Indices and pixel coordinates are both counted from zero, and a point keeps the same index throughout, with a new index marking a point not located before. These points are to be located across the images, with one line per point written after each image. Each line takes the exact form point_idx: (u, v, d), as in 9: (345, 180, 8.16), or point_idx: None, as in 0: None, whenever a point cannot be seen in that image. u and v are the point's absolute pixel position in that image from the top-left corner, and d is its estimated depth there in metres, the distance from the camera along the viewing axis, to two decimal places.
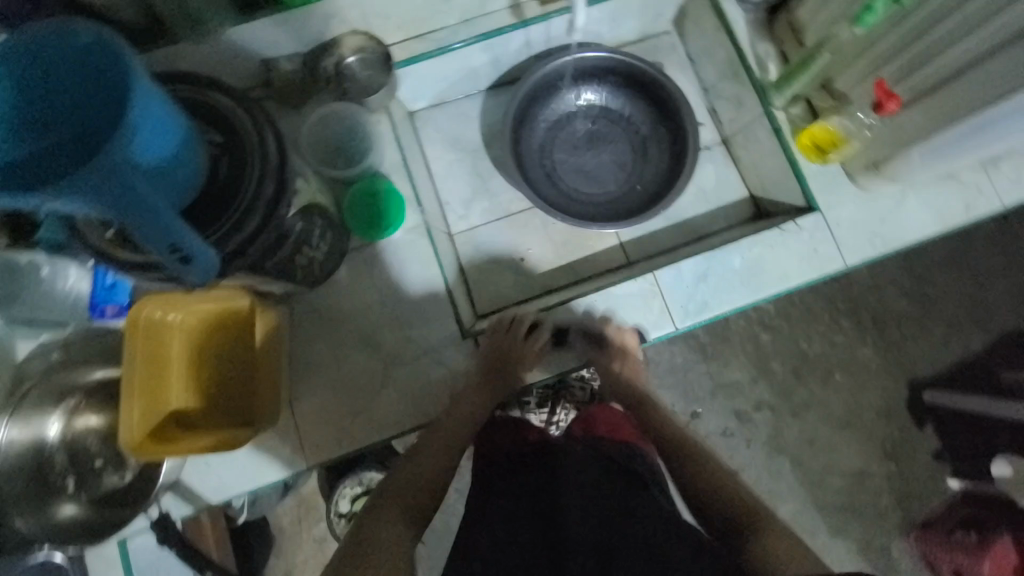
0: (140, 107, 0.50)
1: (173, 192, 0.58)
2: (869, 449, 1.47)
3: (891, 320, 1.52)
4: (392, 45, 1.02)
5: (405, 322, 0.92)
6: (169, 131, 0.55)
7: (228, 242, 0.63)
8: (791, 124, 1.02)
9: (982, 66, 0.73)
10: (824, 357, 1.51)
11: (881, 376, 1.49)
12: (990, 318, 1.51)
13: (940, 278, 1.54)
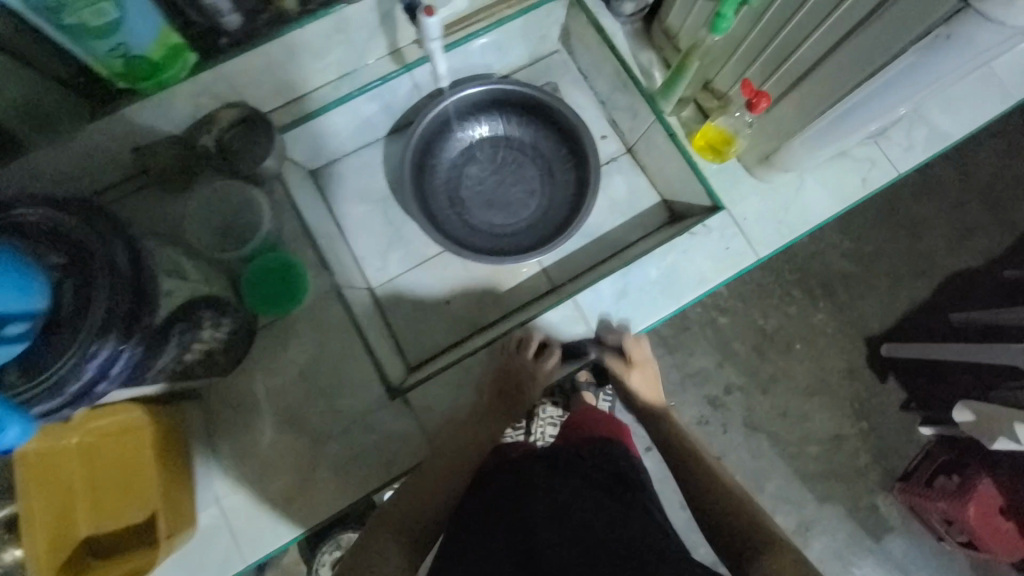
0: None
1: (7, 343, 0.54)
2: (838, 412, 1.52)
3: (839, 283, 1.56)
4: (271, 111, 0.98)
5: (328, 394, 0.90)
6: None
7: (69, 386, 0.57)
8: (684, 127, 1.02)
9: (832, 57, 0.71)
10: (784, 330, 1.54)
11: (840, 340, 1.55)
12: (936, 265, 1.57)
13: (877, 235, 1.58)
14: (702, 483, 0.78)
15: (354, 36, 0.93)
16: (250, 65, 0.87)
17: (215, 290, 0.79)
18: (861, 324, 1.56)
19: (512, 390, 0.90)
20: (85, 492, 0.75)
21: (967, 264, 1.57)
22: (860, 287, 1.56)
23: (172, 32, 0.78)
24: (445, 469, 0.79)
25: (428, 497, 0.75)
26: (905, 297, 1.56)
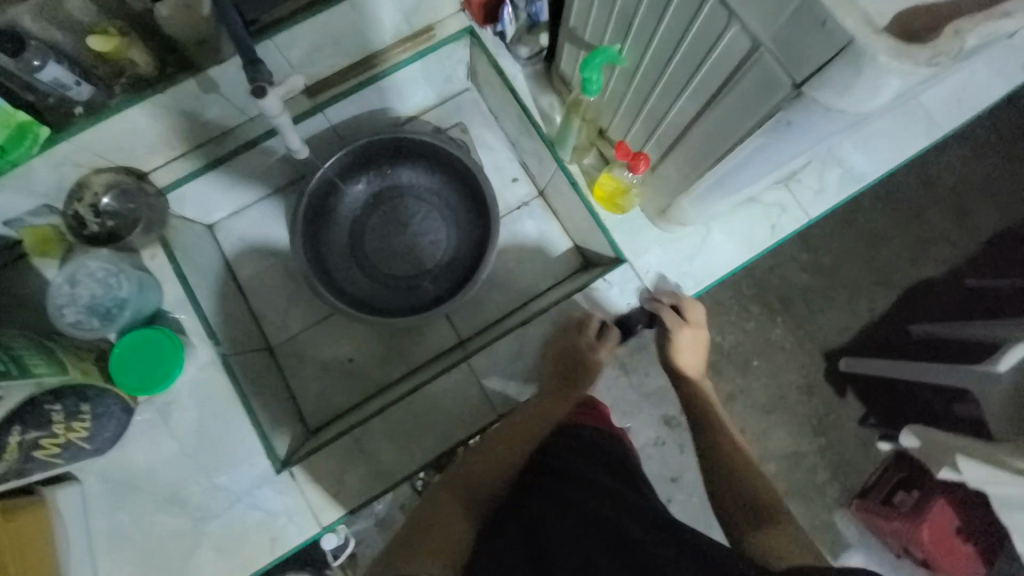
0: None
1: None
2: (798, 430, 1.42)
3: (797, 295, 1.45)
4: (153, 170, 0.95)
5: (211, 469, 0.88)
6: None
7: None
8: (586, 175, 0.98)
9: (697, 125, 0.67)
10: (739, 347, 1.44)
11: (798, 355, 1.44)
12: (896, 275, 1.44)
13: (836, 244, 1.47)
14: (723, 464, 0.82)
15: (225, 95, 0.87)
16: (112, 130, 0.83)
17: (75, 375, 0.77)
18: (819, 337, 1.44)
19: (551, 393, 0.90)
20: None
21: (929, 275, 1.44)
22: (818, 299, 1.45)
23: (16, 111, 0.73)
24: (479, 482, 0.77)
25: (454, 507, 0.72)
26: (864, 309, 1.44)
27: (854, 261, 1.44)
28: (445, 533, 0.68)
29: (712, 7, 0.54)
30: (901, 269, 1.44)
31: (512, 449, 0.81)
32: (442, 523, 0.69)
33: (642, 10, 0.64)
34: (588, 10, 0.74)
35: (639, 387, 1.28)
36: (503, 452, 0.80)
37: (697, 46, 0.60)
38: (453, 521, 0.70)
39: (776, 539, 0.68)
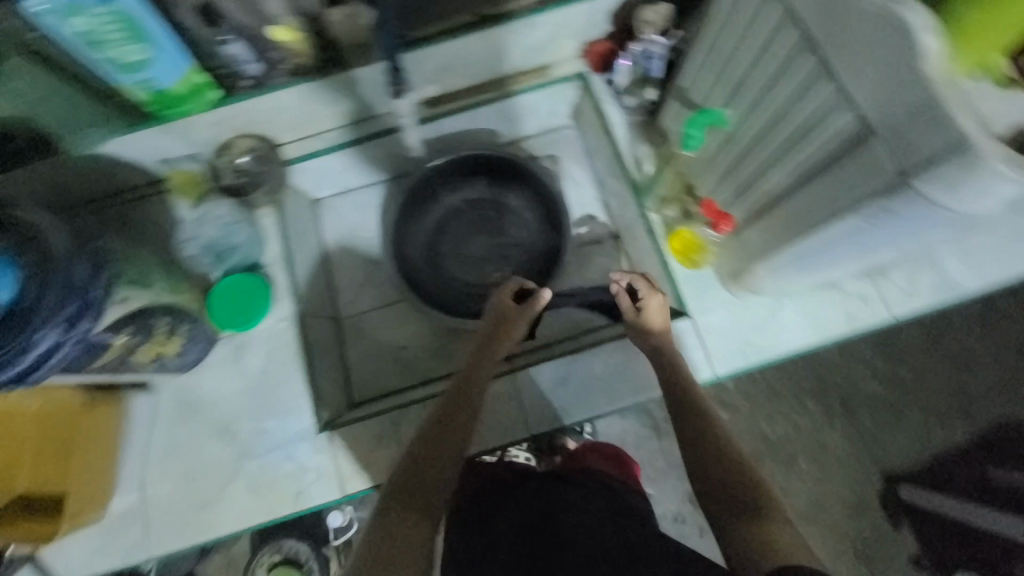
0: None
1: None
2: (833, 543, 1.33)
3: (862, 405, 1.37)
4: (284, 143, 1.09)
5: (264, 413, 0.97)
6: None
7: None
8: (665, 225, 1.00)
9: (790, 199, 0.68)
10: (787, 441, 1.37)
11: (852, 467, 1.35)
12: (977, 408, 1.35)
13: (916, 358, 1.38)
14: (704, 446, 0.74)
15: (360, 91, 1.00)
16: (265, 102, 0.97)
17: (182, 299, 0.87)
18: (881, 456, 1.35)
19: (466, 381, 0.84)
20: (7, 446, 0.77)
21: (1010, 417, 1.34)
22: (885, 415, 1.36)
23: (198, 74, 0.88)
24: (432, 478, 0.72)
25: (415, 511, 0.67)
26: (937, 438, 1.34)
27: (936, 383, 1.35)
28: (406, 539, 0.64)
29: (827, 88, 0.56)
30: (985, 404, 1.35)
31: (450, 439, 0.76)
32: (399, 528, 0.65)
33: (754, 81, 0.68)
34: (702, 72, 0.78)
35: (671, 455, 1.23)
36: (452, 444, 0.76)
37: (804, 122, 0.62)
38: (412, 523, 0.66)
39: (770, 531, 0.62)
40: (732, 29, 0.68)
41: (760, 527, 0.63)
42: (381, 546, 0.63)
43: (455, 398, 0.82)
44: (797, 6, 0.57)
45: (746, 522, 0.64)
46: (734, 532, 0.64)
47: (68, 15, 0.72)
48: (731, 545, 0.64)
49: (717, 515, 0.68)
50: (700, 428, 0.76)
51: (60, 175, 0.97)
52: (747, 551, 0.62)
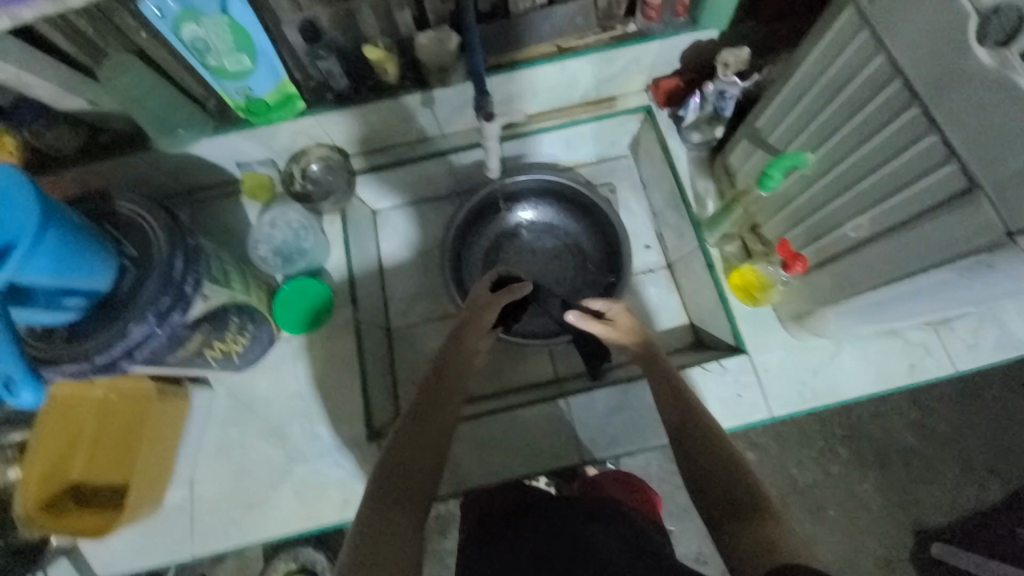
0: (64, 238, 0.59)
1: (73, 291, 0.63)
2: None
3: (895, 455, 1.37)
4: (354, 155, 1.12)
5: (315, 418, 0.97)
6: (96, 249, 0.64)
7: (92, 356, 0.66)
8: (724, 261, 1.01)
9: (873, 245, 0.69)
10: (815, 487, 1.37)
11: (883, 520, 1.35)
12: (1011, 467, 1.35)
13: (950, 411, 1.38)
14: (700, 447, 0.69)
15: (435, 110, 1.04)
16: (344, 116, 1.00)
17: (252, 299, 0.89)
18: (914, 512, 1.34)
19: (440, 377, 0.82)
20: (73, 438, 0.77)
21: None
22: (920, 467, 1.36)
23: (290, 83, 0.93)
24: (414, 474, 0.69)
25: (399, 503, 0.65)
26: (970, 495, 1.34)
27: (968, 437, 1.36)
28: (394, 532, 0.62)
29: (930, 143, 0.57)
30: (1019, 462, 1.34)
31: (423, 432, 0.74)
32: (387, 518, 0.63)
33: (844, 129, 0.69)
34: (784, 115, 0.80)
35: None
36: (420, 437, 0.72)
37: (899, 174, 0.62)
38: (401, 516, 0.64)
39: (768, 531, 0.58)
40: (821, 78, 0.70)
41: (755, 526, 0.59)
42: (371, 537, 0.61)
43: (431, 392, 0.80)
44: (901, 61, 0.58)
45: (746, 523, 0.59)
46: (732, 535, 0.59)
47: (186, 23, 0.77)
48: (733, 551, 0.59)
49: (712, 515, 0.63)
50: (690, 428, 0.71)
51: (142, 170, 1.00)
52: (749, 560, 0.57)
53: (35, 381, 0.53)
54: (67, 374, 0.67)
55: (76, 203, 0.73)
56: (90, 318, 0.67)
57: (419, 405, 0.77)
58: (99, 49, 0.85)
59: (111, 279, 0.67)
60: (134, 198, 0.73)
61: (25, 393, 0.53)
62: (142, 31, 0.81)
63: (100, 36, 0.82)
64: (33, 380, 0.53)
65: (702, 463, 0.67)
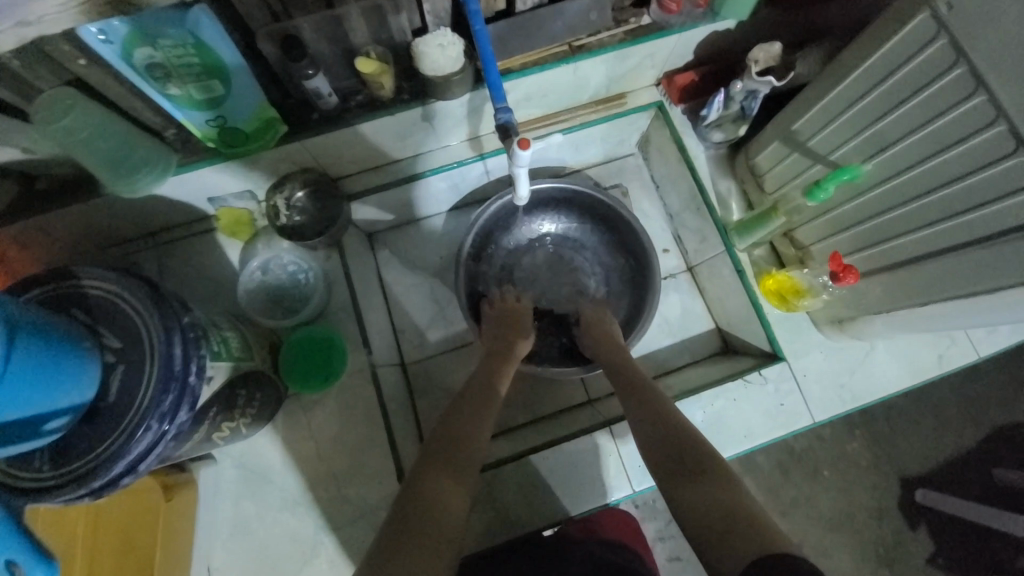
0: (25, 353, 0.46)
1: (52, 410, 0.51)
2: (860, 553, 1.38)
3: (881, 414, 1.44)
4: (345, 177, 0.99)
5: (340, 479, 0.88)
6: (71, 354, 0.52)
7: (87, 477, 0.54)
8: (755, 265, 0.97)
9: (940, 259, 0.66)
10: (812, 452, 1.43)
11: (872, 474, 1.41)
12: (986, 414, 1.43)
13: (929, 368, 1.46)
14: (656, 420, 0.72)
15: (436, 123, 0.92)
16: (336, 139, 0.87)
17: (256, 364, 0.79)
18: (898, 463, 1.42)
19: (491, 373, 0.82)
20: (88, 538, 0.67)
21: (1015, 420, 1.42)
22: (902, 421, 1.43)
23: (269, 106, 0.79)
24: (465, 454, 0.69)
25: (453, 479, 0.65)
26: (948, 442, 1.42)
27: (946, 390, 1.44)
28: (447, 507, 0.61)
29: (1019, 162, 0.54)
30: (990, 408, 1.43)
31: (478, 419, 0.74)
32: (432, 493, 0.61)
33: (911, 138, 0.64)
34: (829, 121, 0.75)
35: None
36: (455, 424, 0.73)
37: (979, 190, 0.59)
38: (449, 489, 0.63)
39: (705, 492, 0.59)
40: (883, 84, 0.65)
41: (704, 488, 0.59)
42: (402, 514, 0.58)
43: (481, 384, 0.80)
44: (989, 75, 0.54)
45: (700, 482, 0.61)
46: (688, 492, 0.60)
47: (139, 46, 0.63)
48: (688, 514, 0.58)
49: (668, 483, 0.63)
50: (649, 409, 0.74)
51: (92, 218, 0.85)
52: (701, 516, 0.57)
53: (49, 559, 0.45)
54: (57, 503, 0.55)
55: (29, 289, 0.59)
56: (80, 434, 0.55)
57: (466, 397, 0.78)
58: (28, 83, 0.68)
59: (96, 384, 0.55)
60: (108, 273, 0.59)
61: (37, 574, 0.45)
62: (80, 58, 0.66)
63: (28, 68, 0.65)
64: (46, 559, 0.45)
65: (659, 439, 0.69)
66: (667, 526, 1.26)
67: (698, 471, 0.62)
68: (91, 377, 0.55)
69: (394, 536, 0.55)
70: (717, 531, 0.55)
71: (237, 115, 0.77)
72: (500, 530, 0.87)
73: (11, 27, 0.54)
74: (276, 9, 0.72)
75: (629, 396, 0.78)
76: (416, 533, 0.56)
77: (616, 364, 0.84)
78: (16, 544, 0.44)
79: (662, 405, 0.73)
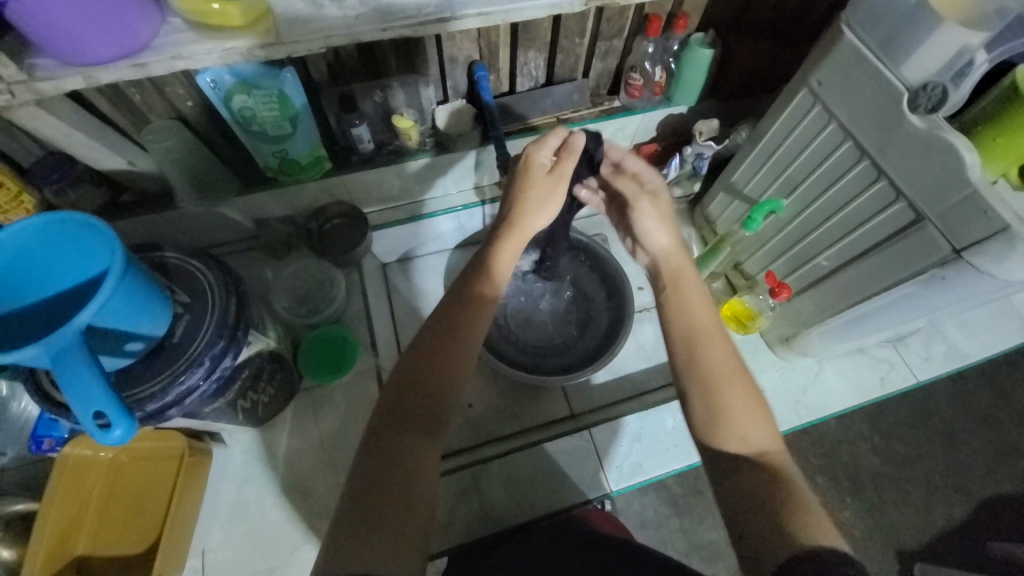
0: (137, 279, 0.61)
1: (134, 335, 0.64)
2: None
3: (868, 481, 1.44)
4: (369, 212, 1.19)
5: (339, 469, 0.95)
6: (157, 292, 0.66)
7: (141, 404, 0.65)
8: (714, 297, 1.14)
9: (847, 269, 0.83)
10: None
11: (867, 545, 1.39)
12: (973, 484, 1.45)
13: (910, 435, 1.49)
14: (724, 396, 0.66)
15: (449, 170, 1.15)
16: (369, 177, 1.08)
17: (282, 350, 0.91)
18: (893, 535, 1.40)
19: (455, 309, 0.70)
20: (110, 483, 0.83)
21: (999, 490, 1.43)
22: (890, 489, 1.43)
23: (321, 147, 1.01)
24: (424, 405, 0.65)
25: (419, 436, 0.63)
26: (939, 512, 1.42)
27: (927, 456, 1.46)
28: (413, 463, 0.61)
29: (882, 185, 0.73)
30: (973, 476, 1.45)
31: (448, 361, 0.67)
32: (400, 449, 0.61)
33: (812, 177, 0.85)
34: (756, 171, 0.96)
35: (692, 534, 1.28)
36: (415, 382, 0.65)
37: (861, 211, 0.78)
38: (424, 448, 0.63)
39: (744, 485, 0.60)
40: (790, 137, 0.86)
41: (757, 482, 0.60)
42: (380, 472, 0.59)
43: (447, 321, 0.69)
44: (853, 127, 0.75)
45: (751, 469, 0.61)
46: (730, 479, 0.61)
47: (238, 93, 0.85)
48: (733, 506, 0.60)
49: (720, 471, 0.63)
50: (704, 381, 0.68)
51: (159, 228, 1.02)
52: (743, 502, 0.59)
53: (129, 418, 0.54)
54: None
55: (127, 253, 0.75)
56: (138, 365, 0.67)
57: (443, 339, 0.67)
58: (143, 115, 0.89)
59: (166, 325, 0.68)
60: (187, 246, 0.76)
61: (116, 429, 0.53)
62: (188, 99, 0.89)
63: (147, 103, 0.87)
64: (127, 416, 0.54)
65: (712, 420, 0.65)
66: None
67: (746, 472, 0.61)
68: (167, 315, 0.68)
69: (370, 500, 0.57)
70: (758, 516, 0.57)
71: (295, 151, 0.98)
72: (485, 521, 0.94)
73: (166, 59, 0.67)
74: (337, 76, 0.97)
75: (712, 353, 0.69)
76: (394, 495, 0.58)
77: (674, 310, 0.75)
78: (105, 400, 0.52)
79: (720, 374, 0.68)
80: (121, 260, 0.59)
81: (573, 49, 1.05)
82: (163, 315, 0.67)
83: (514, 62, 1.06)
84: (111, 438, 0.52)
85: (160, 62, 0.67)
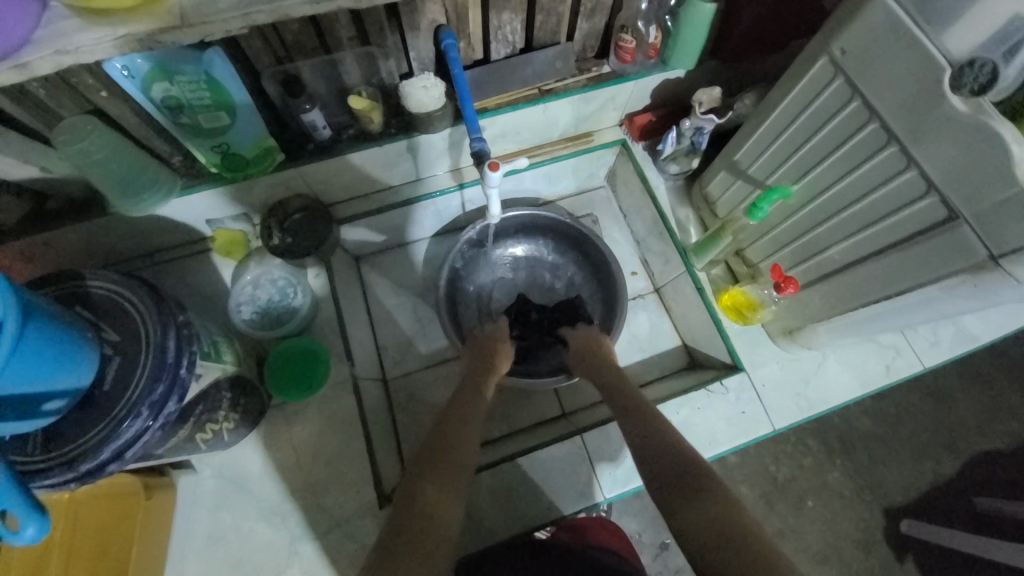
0: (39, 335, 0.51)
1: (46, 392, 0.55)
2: None
3: (858, 442, 1.44)
4: (334, 204, 1.07)
5: (319, 488, 0.90)
6: (70, 341, 0.56)
7: (75, 464, 0.58)
8: (712, 284, 1.07)
9: (862, 267, 0.75)
10: (795, 483, 1.42)
11: (855, 505, 1.40)
12: (964, 440, 1.44)
13: (905, 396, 1.47)
14: (677, 463, 0.68)
15: (420, 157, 1.02)
16: (330, 167, 0.96)
17: (242, 370, 0.83)
18: (882, 494, 1.40)
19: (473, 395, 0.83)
20: None
21: (987, 445, 1.43)
22: (882, 452, 1.43)
23: (269, 136, 0.88)
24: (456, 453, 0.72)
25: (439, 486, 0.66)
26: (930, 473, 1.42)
27: (920, 418, 1.45)
28: (446, 509, 0.64)
29: (910, 176, 0.64)
30: (965, 436, 1.45)
31: (467, 429, 0.76)
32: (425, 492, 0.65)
33: (825, 163, 0.75)
34: (763, 151, 0.85)
35: None
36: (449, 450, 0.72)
37: (884, 203, 0.68)
38: (437, 494, 0.65)
39: (692, 513, 0.61)
40: (802, 115, 0.75)
41: (715, 509, 0.60)
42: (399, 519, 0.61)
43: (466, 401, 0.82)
44: (877, 107, 0.64)
45: (701, 501, 0.62)
46: (682, 515, 0.61)
47: (157, 82, 0.72)
48: (682, 527, 0.60)
49: (670, 503, 0.64)
50: (662, 442, 0.72)
51: (95, 237, 0.91)
52: (702, 538, 0.57)
53: (39, 512, 0.47)
54: (41, 488, 0.58)
55: (44, 286, 0.65)
56: (64, 419, 0.59)
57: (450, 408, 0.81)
58: (55, 112, 0.76)
59: (93, 372, 0.60)
60: (114, 274, 0.66)
61: (27, 526, 0.47)
62: (102, 91, 0.75)
63: (53, 99, 0.74)
64: (35, 512, 0.47)
65: (663, 461, 0.69)
66: (653, 562, 1.25)
67: (691, 496, 0.63)
68: (88, 362, 0.59)
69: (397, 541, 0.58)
70: (720, 553, 0.55)
71: (238, 144, 0.86)
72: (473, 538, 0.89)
73: (51, 55, 0.54)
74: (280, 54, 0.83)
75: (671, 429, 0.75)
76: (424, 537, 0.59)
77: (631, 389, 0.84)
78: (16, 500, 0.46)
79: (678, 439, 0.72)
80: (15, 317, 0.48)
81: (554, 8, 0.91)
82: (82, 363, 0.58)
83: (486, 26, 0.92)
84: (23, 538, 0.46)
85: (46, 60, 0.54)
